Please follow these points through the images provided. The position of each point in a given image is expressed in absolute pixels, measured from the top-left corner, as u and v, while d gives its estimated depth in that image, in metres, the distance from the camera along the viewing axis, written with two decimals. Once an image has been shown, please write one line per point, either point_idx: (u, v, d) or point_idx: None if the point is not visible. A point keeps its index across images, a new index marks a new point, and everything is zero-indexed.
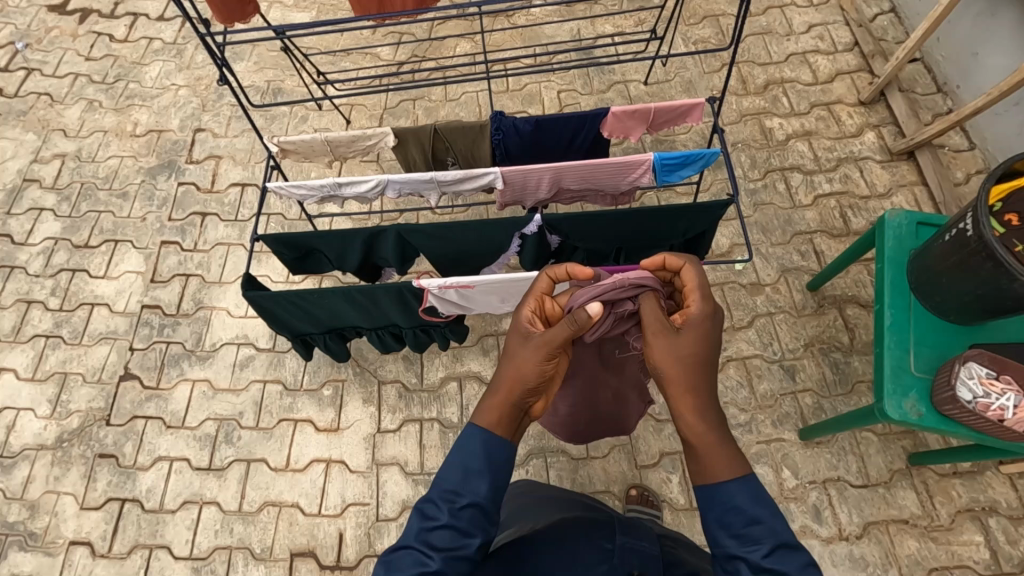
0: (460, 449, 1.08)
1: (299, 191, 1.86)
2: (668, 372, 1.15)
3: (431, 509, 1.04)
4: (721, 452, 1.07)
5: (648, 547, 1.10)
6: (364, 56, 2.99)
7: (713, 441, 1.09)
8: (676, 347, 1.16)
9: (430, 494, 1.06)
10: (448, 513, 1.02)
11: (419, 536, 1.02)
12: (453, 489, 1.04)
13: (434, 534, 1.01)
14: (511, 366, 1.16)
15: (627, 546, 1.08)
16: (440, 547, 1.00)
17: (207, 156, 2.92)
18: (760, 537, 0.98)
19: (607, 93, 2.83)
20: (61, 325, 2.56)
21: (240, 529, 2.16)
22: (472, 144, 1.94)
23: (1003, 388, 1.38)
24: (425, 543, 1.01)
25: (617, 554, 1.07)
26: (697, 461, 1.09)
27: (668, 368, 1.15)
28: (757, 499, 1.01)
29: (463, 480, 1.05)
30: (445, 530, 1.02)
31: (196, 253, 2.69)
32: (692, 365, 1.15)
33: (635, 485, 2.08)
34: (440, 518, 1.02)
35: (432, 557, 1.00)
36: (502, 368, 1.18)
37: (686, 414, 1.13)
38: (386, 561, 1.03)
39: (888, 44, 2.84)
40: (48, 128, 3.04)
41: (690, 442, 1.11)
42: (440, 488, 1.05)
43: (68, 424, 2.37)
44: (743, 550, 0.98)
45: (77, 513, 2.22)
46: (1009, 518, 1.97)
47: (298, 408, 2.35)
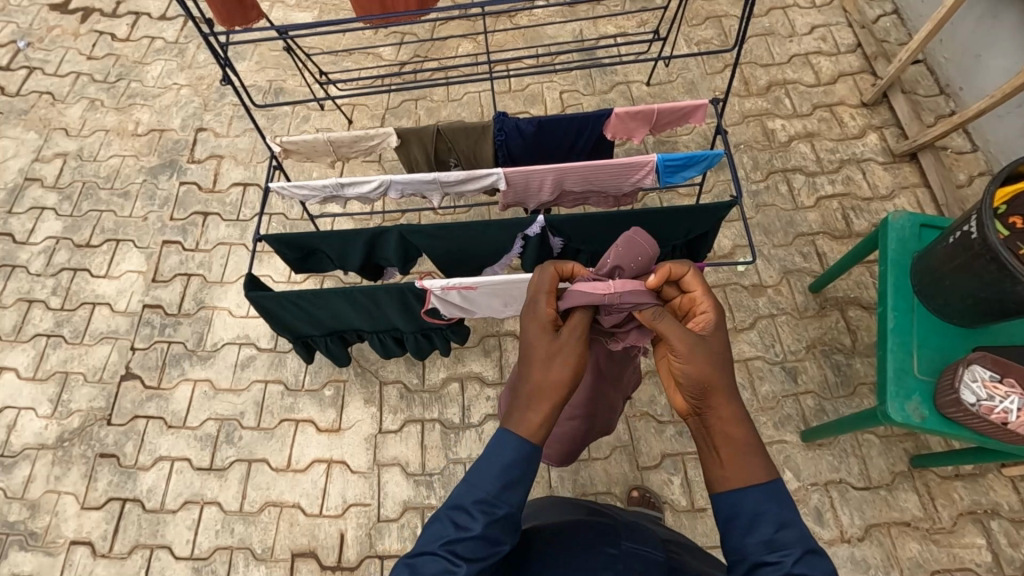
0: (493, 456, 1.06)
1: (302, 191, 1.86)
2: (702, 374, 1.10)
3: (464, 518, 1.02)
4: (760, 451, 1.06)
5: (651, 553, 1.11)
6: (366, 56, 2.99)
7: (753, 441, 1.07)
8: (709, 347, 1.13)
9: (463, 501, 1.04)
10: (483, 524, 1.01)
11: (447, 545, 1.00)
12: (489, 500, 1.03)
13: (463, 544, 1.00)
14: (539, 367, 1.13)
15: (630, 551, 1.09)
16: (469, 557, 0.99)
17: (208, 156, 2.92)
18: (790, 542, 0.98)
19: (610, 94, 2.83)
20: (61, 324, 2.56)
21: (241, 529, 2.16)
22: (475, 145, 1.94)
23: (1006, 391, 1.36)
24: (454, 553, 1.00)
25: (621, 559, 1.07)
26: (742, 462, 1.05)
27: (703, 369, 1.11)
28: (780, 503, 1.01)
29: (499, 491, 1.04)
30: (478, 541, 1.01)
31: (197, 253, 2.68)
32: (725, 365, 1.13)
33: (637, 487, 2.08)
34: (473, 528, 1.01)
35: (460, 565, 0.99)
36: (530, 370, 1.14)
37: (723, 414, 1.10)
38: (409, 563, 1.02)
39: (890, 46, 2.83)
40: (49, 127, 3.04)
41: (732, 443, 1.07)
42: (474, 497, 1.03)
43: (69, 423, 2.37)
44: (773, 556, 0.98)
45: (78, 513, 2.21)
46: (1011, 521, 1.97)
47: (299, 409, 2.34)
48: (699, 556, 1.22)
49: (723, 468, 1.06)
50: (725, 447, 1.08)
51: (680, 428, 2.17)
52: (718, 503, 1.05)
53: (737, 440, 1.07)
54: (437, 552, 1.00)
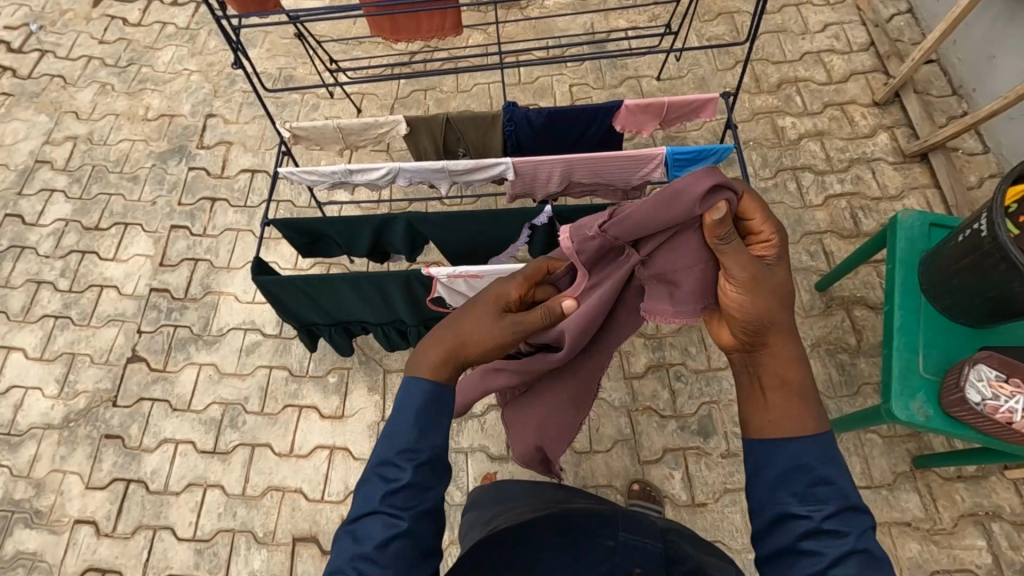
0: (406, 400, 1.06)
1: (310, 177, 1.86)
2: (765, 315, 1.04)
3: (390, 470, 1.01)
4: (808, 395, 1.02)
5: (649, 543, 1.12)
6: (377, 45, 3.03)
7: (806, 385, 1.03)
8: (771, 284, 1.05)
9: (385, 457, 1.02)
10: (410, 471, 1.00)
11: (382, 500, 0.99)
12: (409, 447, 1.02)
13: (397, 495, 0.99)
14: (476, 331, 1.13)
15: (629, 544, 1.10)
16: (406, 506, 0.99)
17: (217, 141, 2.93)
18: (824, 498, 0.94)
19: (619, 89, 2.82)
20: (70, 306, 2.58)
21: (243, 512, 2.17)
22: (484, 136, 1.94)
23: (1012, 391, 1.38)
24: (391, 506, 0.98)
25: (618, 553, 1.09)
26: (789, 403, 1.00)
27: (765, 312, 1.04)
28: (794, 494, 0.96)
29: (417, 437, 1.03)
30: (408, 489, 1.00)
31: (205, 238, 2.69)
32: (787, 304, 1.05)
33: (638, 480, 2.08)
34: (403, 478, 1.00)
35: (399, 516, 0.98)
36: (459, 330, 1.13)
37: (778, 353, 1.04)
38: (352, 529, 1.00)
39: (903, 45, 2.81)
40: (60, 110, 3.06)
41: (781, 384, 1.03)
42: (395, 449, 1.02)
43: (76, 404, 2.39)
44: (805, 508, 0.94)
45: (82, 493, 2.24)
46: (1012, 524, 1.97)
47: (303, 395, 2.36)
48: (692, 540, 1.24)
49: (762, 409, 1.02)
50: (779, 387, 1.03)
51: (682, 423, 2.17)
52: (751, 450, 1.02)
53: (791, 382, 1.03)
54: (375, 510, 0.98)
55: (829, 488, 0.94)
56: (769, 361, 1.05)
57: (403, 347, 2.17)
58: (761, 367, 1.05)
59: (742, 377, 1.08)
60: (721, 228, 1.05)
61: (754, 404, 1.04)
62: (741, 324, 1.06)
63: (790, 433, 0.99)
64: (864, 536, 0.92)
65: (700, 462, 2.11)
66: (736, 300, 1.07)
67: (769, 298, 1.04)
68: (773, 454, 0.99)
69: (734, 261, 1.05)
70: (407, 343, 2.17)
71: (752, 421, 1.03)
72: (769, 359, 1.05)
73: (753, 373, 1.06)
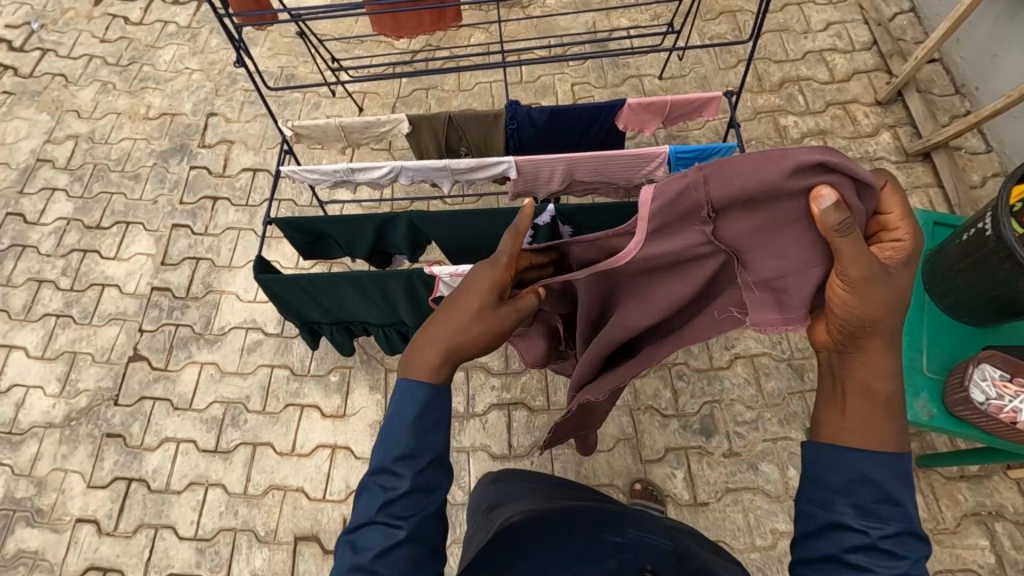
0: (399, 409, 1.03)
1: (312, 175, 1.85)
2: (874, 320, 0.94)
3: (387, 480, 1.00)
4: (897, 411, 0.95)
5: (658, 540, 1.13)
6: (378, 44, 3.03)
7: (897, 399, 0.95)
8: (888, 290, 0.94)
9: (383, 465, 1.01)
10: (409, 479, 0.99)
11: (380, 510, 0.99)
12: (405, 453, 1.00)
13: (395, 504, 0.98)
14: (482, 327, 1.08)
15: (638, 542, 1.11)
16: (407, 514, 0.98)
17: (219, 140, 2.93)
18: (888, 517, 0.90)
19: (621, 88, 2.82)
20: (71, 305, 2.58)
21: (245, 511, 2.17)
22: (486, 135, 1.93)
23: (1016, 390, 1.38)
24: (389, 516, 0.98)
25: (628, 549, 1.10)
26: (870, 414, 0.93)
27: (873, 317, 0.94)
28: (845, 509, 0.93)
29: (411, 442, 1.01)
30: (407, 497, 0.99)
31: (206, 237, 2.69)
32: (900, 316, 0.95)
33: (640, 479, 2.08)
34: (402, 486, 0.99)
35: (398, 525, 0.98)
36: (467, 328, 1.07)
37: (874, 362, 0.96)
38: (353, 539, 1.00)
39: (906, 44, 2.80)
40: (62, 109, 3.06)
41: (869, 396, 0.95)
42: (391, 458, 1.00)
43: (77, 402, 2.39)
44: (863, 523, 0.90)
45: (84, 491, 2.24)
46: (1015, 523, 1.96)
47: (305, 394, 2.35)
48: (693, 535, 1.26)
49: (835, 416, 0.97)
50: (868, 397, 0.95)
51: (684, 423, 2.16)
52: (813, 456, 0.97)
53: (882, 396, 0.94)
54: (373, 521, 0.98)
55: (894, 509, 0.90)
56: (861, 367, 0.96)
57: (405, 346, 2.17)
58: (849, 372, 0.97)
59: (827, 379, 1.01)
60: (837, 217, 0.93)
61: (830, 408, 0.98)
62: (838, 321, 0.97)
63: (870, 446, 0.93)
64: (918, 564, 0.89)
65: (702, 461, 2.11)
66: (840, 297, 0.97)
67: (884, 303, 0.94)
68: (839, 465, 0.93)
69: (848, 252, 0.93)
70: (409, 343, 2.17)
71: (825, 424, 0.98)
72: (861, 367, 0.96)
73: (837, 376, 0.99)
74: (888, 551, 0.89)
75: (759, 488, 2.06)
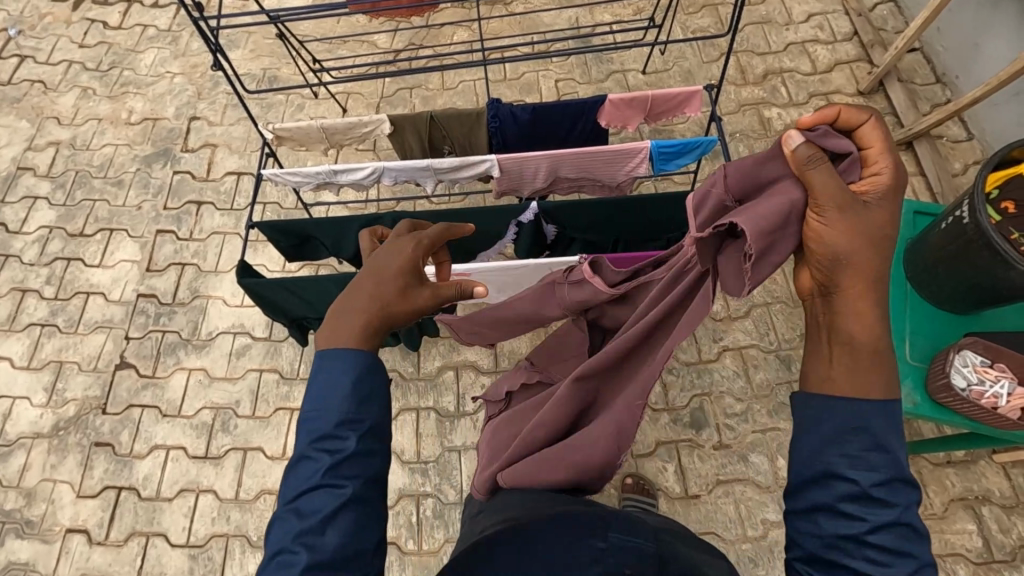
0: (338, 372, 0.96)
1: (295, 178, 1.84)
2: (859, 264, 0.86)
3: (332, 440, 0.92)
4: (887, 363, 0.86)
5: (639, 539, 0.99)
6: (361, 43, 3.02)
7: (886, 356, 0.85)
8: (870, 222, 0.88)
9: (326, 425, 0.93)
10: (356, 439, 0.93)
11: (325, 471, 0.90)
12: (351, 416, 0.94)
13: (341, 465, 0.91)
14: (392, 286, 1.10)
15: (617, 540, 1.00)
16: (353, 476, 0.91)
17: (202, 144, 2.91)
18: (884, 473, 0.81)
19: (606, 83, 2.82)
20: (56, 314, 2.56)
21: (237, 516, 2.17)
22: (470, 133, 1.93)
23: (996, 376, 1.40)
24: (334, 476, 0.90)
25: (606, 548, 0.95)
26: (865, 368, 0.84)
27: (857, 252, 0.86)
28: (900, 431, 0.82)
29: (358, 404, 0.95)
30: (354, 458, 0.92)
31: (192, 242, 2.67)
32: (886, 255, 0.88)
33: (631, 474, 2.09)
34: (347, 446, 0.92)
35: (345, 485, 0.90)
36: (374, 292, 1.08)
37: (869, 311, 0.86)
38: (295, 504, 0.90)
39: (887, 34, 2.81)
40: (42, 115, 3.02)
41: (863, 343, 0.85)
42: (336, 417, 0.93)
43: (65, 412, 2.37)
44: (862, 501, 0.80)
45: (74, 501, 2.22)
46: (1002, 507, 1.99)
47: (295, 397, 2.34)
48: (689, 539, 1.12)
49: (823, 363, 0.88)
50: (855, 353, 0.85)
51: (675, 416, 2.17)
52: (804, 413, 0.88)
53: (875, 355, 0.85)
54: (320, 483, 0.90)
55: (887, 457, 0.81)
56: (858, 316, 0.86)
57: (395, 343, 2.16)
58: (836, 318, 0.87)
59: (813, 329, 0.91)
60: (807, 152, 0.92)
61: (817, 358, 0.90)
62: (820, 265, 0.89)
63: (864, 393, 0.84)
64: (919, 512, 0.80)
65: (693, 454, 2.12)
66: (822, 232, 0.89)
67: (866, 240, 0.86)
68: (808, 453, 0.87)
69: (821, 184, 0.90)
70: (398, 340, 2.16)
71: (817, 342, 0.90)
72: (845, 309, 0.87)
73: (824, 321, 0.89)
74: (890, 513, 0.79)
75: (750, 479, 2.07)
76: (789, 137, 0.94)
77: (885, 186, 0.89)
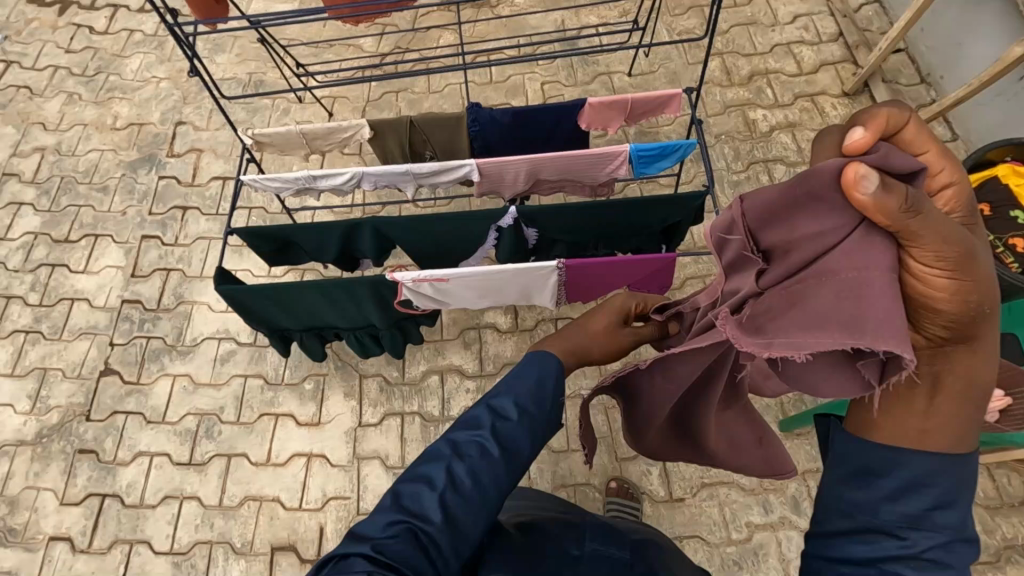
0: (535, 370, 1.10)
1: (275, 184, 1.83)
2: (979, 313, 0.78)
3: (501, 407, 1.03)
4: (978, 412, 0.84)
5: (616, 556, 1.07)
6: (347, 47, 3.01)
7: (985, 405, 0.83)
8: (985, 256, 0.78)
9: (500, 393, 1.05)
10: (518, 416, 1.03)
11: (491, 427, 1.00)
12: (523, 395, 1.06)
13: (503, 428, 1.01)
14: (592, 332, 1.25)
15: (596, 553, 1.05)
16: (507, 442, 1.00)
17: (188, 149, 2.90)
18: (941, 525, 0.80)
19: (591, 85, 2.81)
20: (41, 320, 2.55)
21: (221, 523, 2.16)
22: (450, 137, 1.92)
23: None
24: (491, 432, 1.00)
25: (583, 560, 1.03)
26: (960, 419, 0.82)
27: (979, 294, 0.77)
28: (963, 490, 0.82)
29: (534, 389, 1.07)
30: (513, 427, 1.02)
31: (177, 247, 2.67)
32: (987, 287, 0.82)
33: (616, 477, 2.08)
34: (512, 419, 1.02)
35: (495, 447, 0.98)
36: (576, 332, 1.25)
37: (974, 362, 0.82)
38: (452, 440, 0.99)
39: (872, 35, 2.81)
40: (28, 121, 3.01)
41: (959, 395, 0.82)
42: (512, 394, 1.05)
43: (48, 419, 2.36)
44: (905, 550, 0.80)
45: (58, 509, 2.21)
46: (985, 508, 1.99)
47: (279, 403, 2.34)
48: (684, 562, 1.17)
49: (918, 415, 0.83)
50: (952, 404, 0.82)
51: None
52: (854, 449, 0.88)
53: (972, 390, 0.82)
54: (480, 433, 0.99)
55: (948, 516, 0.80)
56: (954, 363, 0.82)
57: (378, 349, 2.15)
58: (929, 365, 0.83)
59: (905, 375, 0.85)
60: (898, 198, 0.71)
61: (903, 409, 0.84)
62: (943, 321, 0.79)
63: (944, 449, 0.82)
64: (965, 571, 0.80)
65: None
66: (947, 290, 0.76)
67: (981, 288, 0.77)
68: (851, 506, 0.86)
69: (933, 233, 0.73)
70: (382, 346, 2.15)
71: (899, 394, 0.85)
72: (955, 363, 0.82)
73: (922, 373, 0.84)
74: (935, 560, 0.79)
75: (734, 482, 2.07)
76: (861, 182, 0.73)
77: (964, 204, 0.81)
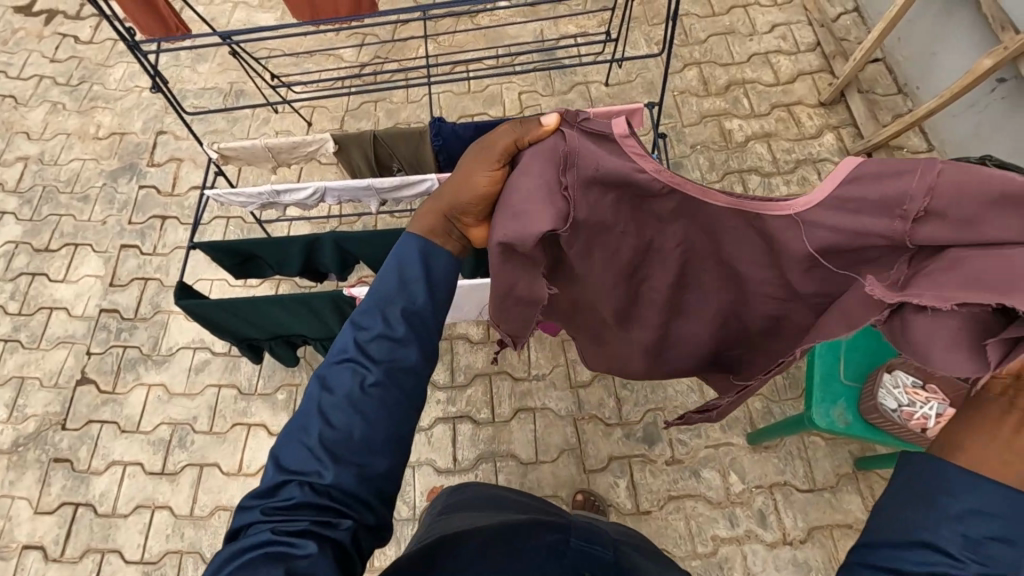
0: (395, 261, 1.03)
1: (239, 198, 1.85)
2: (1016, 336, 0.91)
3: (364, 319, 0.99)
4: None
5: (598, 550, 1.17)
6: (328, 57, 3.02)
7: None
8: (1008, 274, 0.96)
9: (364, 305, 1.00)
10: (382, 323, 0.97)
11: (356, 346, 0.96)
12: (388, 296, 1.00)
13: (370, 344, 0.96)
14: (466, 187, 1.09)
15: (580, 550, 1.16)
16: (380, 357, 0.96)
17: (168, 158, 2.92)
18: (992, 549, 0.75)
19: (569, 95, 2.82)
20: (19, 329, 2.57)
21: (191, 533, 2.18)
22: (415, 150, 1.93)
23: (926, 398, 1.42)
24: (360, 353, 0.96)
25: (570, 554, 1.15)
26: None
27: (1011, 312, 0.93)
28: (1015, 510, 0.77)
29: (398, 288, 1.01)
30: (381, 339, 0.96)
31: (155, 256, 2.69)
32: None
33: (582, 490, 2.08)
34: (375, 328, 0.97)
35: (369, 368, 0.95)
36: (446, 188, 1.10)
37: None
38: (323, 376, 0.97)
39: (849, 44, 2.80)
40: (12, 130, 3.04)
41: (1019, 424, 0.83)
42: (374, 298, 1.00)
43: (25, 428, 2.38)
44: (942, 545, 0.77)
45: (31, 517, 2.23)
46: None
47: (252, 413, 2.35)
48: (646, 552, 1.29)
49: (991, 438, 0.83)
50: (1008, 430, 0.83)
51: (628, 431, 2.16)
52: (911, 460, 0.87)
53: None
54: (349, 357, 0.96)
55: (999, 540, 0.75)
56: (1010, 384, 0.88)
57: None
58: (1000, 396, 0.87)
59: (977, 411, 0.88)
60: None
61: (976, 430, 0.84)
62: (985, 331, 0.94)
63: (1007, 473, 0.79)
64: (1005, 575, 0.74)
65: (645, 470, 2.11)
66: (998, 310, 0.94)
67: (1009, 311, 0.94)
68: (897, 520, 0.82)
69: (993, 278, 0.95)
70: None
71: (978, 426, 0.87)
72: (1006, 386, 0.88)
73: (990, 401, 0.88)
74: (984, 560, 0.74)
75: (701, 495, 2.07)
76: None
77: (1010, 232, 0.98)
